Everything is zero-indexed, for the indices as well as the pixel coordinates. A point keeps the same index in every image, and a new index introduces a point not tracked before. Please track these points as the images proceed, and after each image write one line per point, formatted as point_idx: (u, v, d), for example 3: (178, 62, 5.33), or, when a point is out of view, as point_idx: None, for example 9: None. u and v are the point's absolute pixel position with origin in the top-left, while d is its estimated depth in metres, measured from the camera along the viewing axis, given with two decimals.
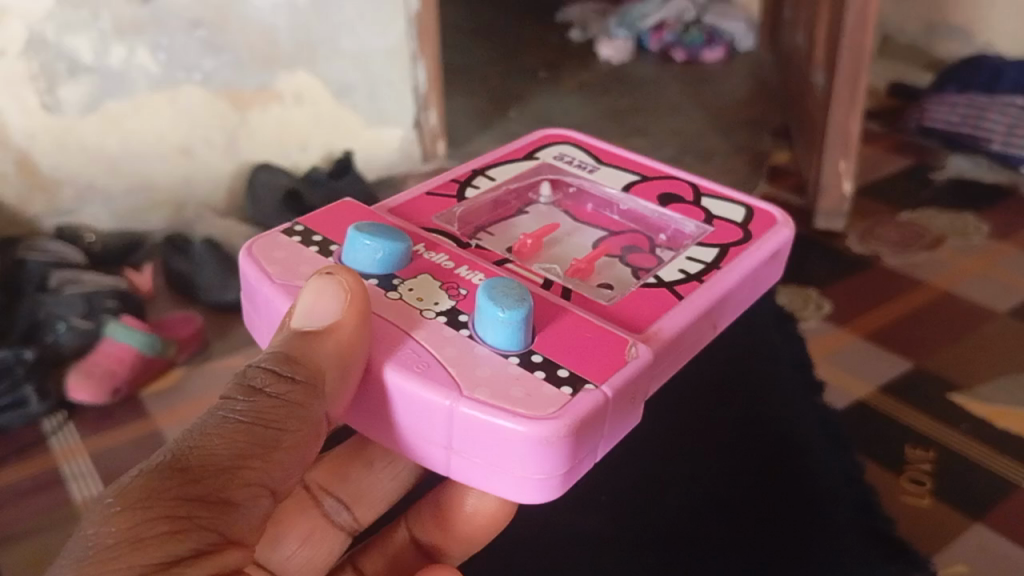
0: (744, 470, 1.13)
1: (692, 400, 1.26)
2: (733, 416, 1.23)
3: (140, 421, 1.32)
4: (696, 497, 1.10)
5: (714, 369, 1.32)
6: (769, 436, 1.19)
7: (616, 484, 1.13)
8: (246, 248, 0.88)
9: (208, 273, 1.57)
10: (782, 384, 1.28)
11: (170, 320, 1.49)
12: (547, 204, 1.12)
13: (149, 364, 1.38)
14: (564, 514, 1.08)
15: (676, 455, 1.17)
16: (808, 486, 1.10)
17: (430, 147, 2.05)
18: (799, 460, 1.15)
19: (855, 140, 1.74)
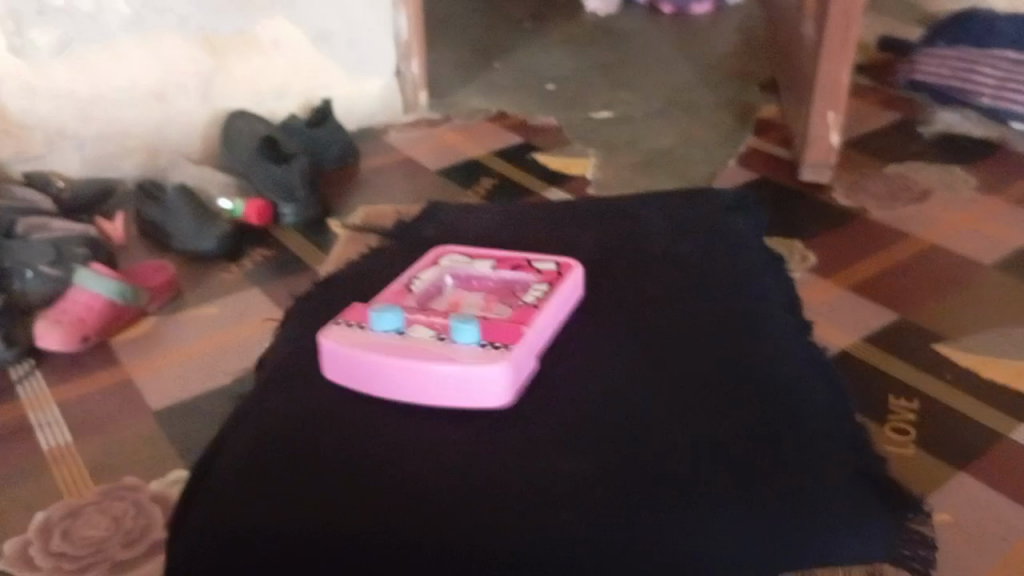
0: (688, 439, 0.84)
1: (627, 327, 0.97)
2: (687, 372, 0.91)
3: (112, 368, 1.30)
4: (623, 474, 0.81)
5: (670, 308, 1.00)
6: (732, 396, 0.88)
7: (512, 433, 0.85)
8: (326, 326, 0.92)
9: (180, 223, 1.52)
10: (753, 329, 0.97)
11: (142, 268, 1.46)
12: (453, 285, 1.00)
13: (121, 311, 1.36)
14: (415, 468, 0.82)
15: (604, 421, 0.86)
16: (778, 465, 0.82)
17: (411, 98, 1.99)
18: (775, 433, 0.85)
19: (843, 90, 1.71)
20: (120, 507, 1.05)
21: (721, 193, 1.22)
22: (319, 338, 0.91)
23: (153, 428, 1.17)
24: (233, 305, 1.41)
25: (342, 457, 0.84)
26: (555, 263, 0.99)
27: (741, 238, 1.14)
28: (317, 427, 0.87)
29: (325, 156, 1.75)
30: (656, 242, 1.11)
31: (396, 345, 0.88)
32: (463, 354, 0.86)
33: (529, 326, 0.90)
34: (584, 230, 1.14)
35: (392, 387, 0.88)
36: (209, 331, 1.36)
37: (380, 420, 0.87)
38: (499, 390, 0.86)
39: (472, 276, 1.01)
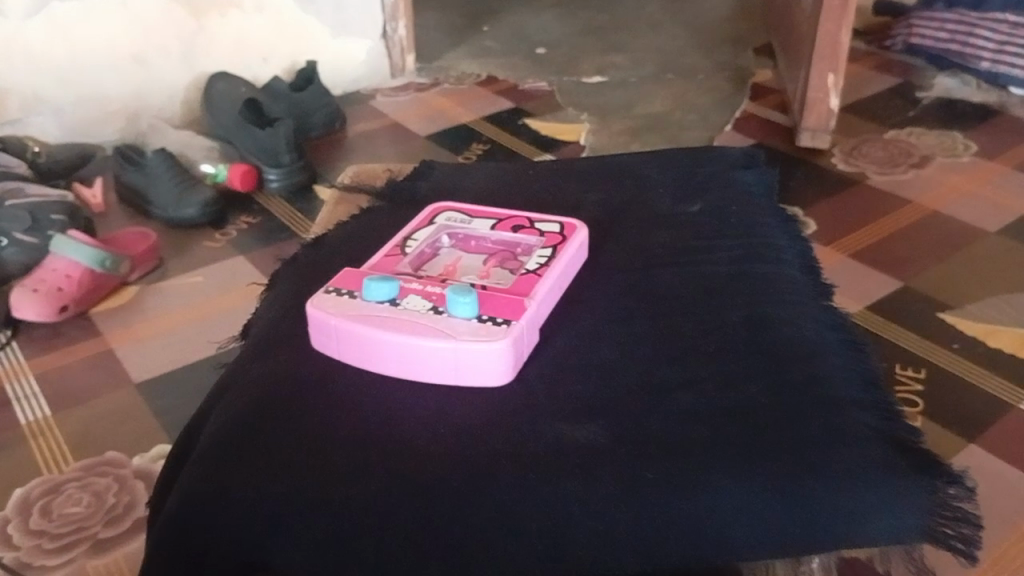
0: (670, 399, 0.67)
1: (617, 287, 0.78)
2: (676, 328, 0.73)
3: (92, 339, 1.25)
4: (580, 436, 0.65)
5: (671, 261, 0.81)
6: (732, 353, 0.71)
7: (458, 396, 0.67)
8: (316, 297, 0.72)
9: (161, 189, 1.47)
10: (766, 287, 0.77)
11: (123, 236, 1.41)
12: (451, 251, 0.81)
13: (102, 280, 1.31)
14: (331, 432, 0.66)
15: (570, 383, 0.69)
16: (775, 423, 0.65)
17: (399, 62, 1.93)
18: (778, 391, 0.67)
19: (844, 53, 1.66)
20: (102, 483, 1.01)
21: (725, 150, 0.99)
22: (305, 305, 0.72)
23: (135, 401, 1.13)
24: (217, 274, 1.36)
25: (257, 427, 0.67)
26: (559, 224, 0.80)
27: (755, 195, 0.93)
28: (236, 395, 0.70)
29: (310, 120, 1.68)
30: (659, 200, 0.90)
31: (383, 316, 0.69)
32: (462, 332, 0.67)
33: (532, 299, 0.70)
34: (589, 185, 0.94)
35: (378, 364, 0.69)
36: (193, 300, 1.31)
37: (301, 383, 0.69)
38: (499, 368, 0.67)
39: (470, 235, 0.82)
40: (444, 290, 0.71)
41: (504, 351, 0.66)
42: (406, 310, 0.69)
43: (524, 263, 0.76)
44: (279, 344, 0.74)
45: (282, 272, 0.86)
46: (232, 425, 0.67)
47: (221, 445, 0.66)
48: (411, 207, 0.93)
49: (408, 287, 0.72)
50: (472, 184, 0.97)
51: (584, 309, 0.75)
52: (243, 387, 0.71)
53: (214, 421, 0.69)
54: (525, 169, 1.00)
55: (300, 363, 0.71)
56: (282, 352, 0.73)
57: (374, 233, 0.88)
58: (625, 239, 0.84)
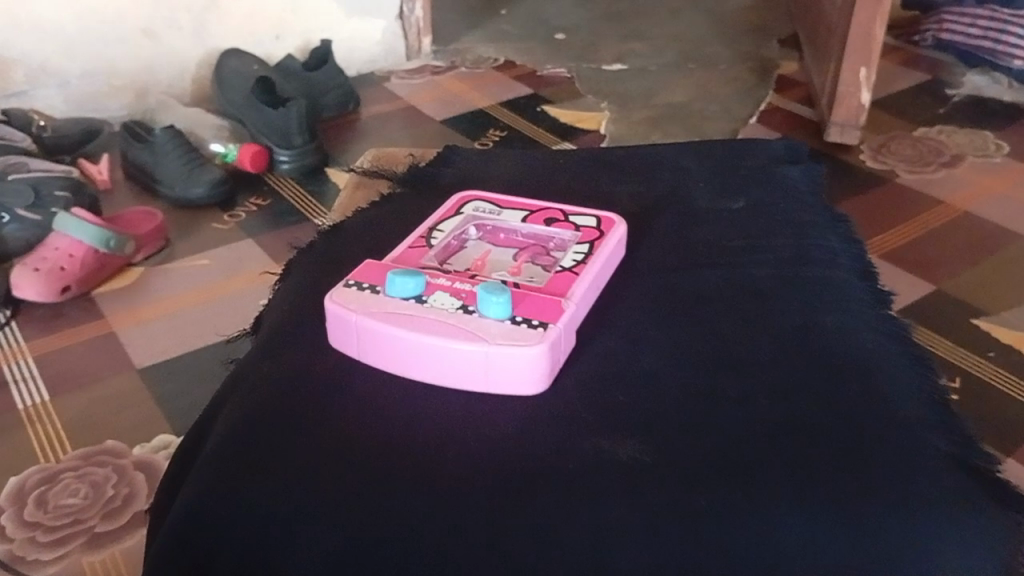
0: (718, 417, 0.62)
1: (656, 289, 0.73)
2: (722, 337, 0.69)
3: (94, 321, 1.20)
4: (622, 454, 0.60)
5: (714, 264, 0.76)
6: (783, 368, 0.66)
7: (489, 404, 0.63)
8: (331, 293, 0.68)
9: (169, 168, 1.42)
10: (817, 295, 0.73)
11: (129, 214, 1.36)
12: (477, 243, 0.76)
13: (105, 260, 1.26)
14: (352, 441, 0.61)
15: (610, 394, 0.64)
16: (831, 444, 0.60)
17: (415, 44, 1.88)
18: (834, 409, 0.63)
19: (877, 46, 1.60)
20: (100, 473, 0.97)
21: (767, 142, 0.96)
22: (325, 300, 0.67)
23: (138, 387, 1.08)
24: (224, 258, 1.31)
25: (273, 432, 0.62)
26: (596, 218, 0.76)
27: (802, 192, 0.88)
28: (248, 396, 0.65)
29: (324, 101, 1.63)
30: (698, 194, 0.86)
31: (409, 315, 0.64)
32: (496, 334, 0.62)
33: (569, 299, 0.66)
34: (624, 177, 0.90)
35: (403, 366, 0.64)
36: (199, 284, 1.26)
37: (321, 385, 0.65)
38: (535, 374, 0.62)
39: (499, 227, 0.78)
40: (474, 287, 0.67)
41: (540, 357, 0.61)
42: (434, 309, 0.65)
43: (558, 260, 0.72)
44: (297, 339, 0.70)
45: (297, 260, 0.81)
46: (246, 429, 0.63)
47: (233, 451, 0.62)
48: (433, 195, 0.88)
49: (435, 282, 0.67)
50: (498, 173, 0.92)
51: (618, 311, 0.71)
52: (257, 387, 0.66)
53: (225, 425, 0.64)
54: (556, 158, 0.95)
55: (320, 361, 0.67)
56: (299, 350, 0.68)
57: (395, 222, 0.83)
58: (664, 236, 0.79)
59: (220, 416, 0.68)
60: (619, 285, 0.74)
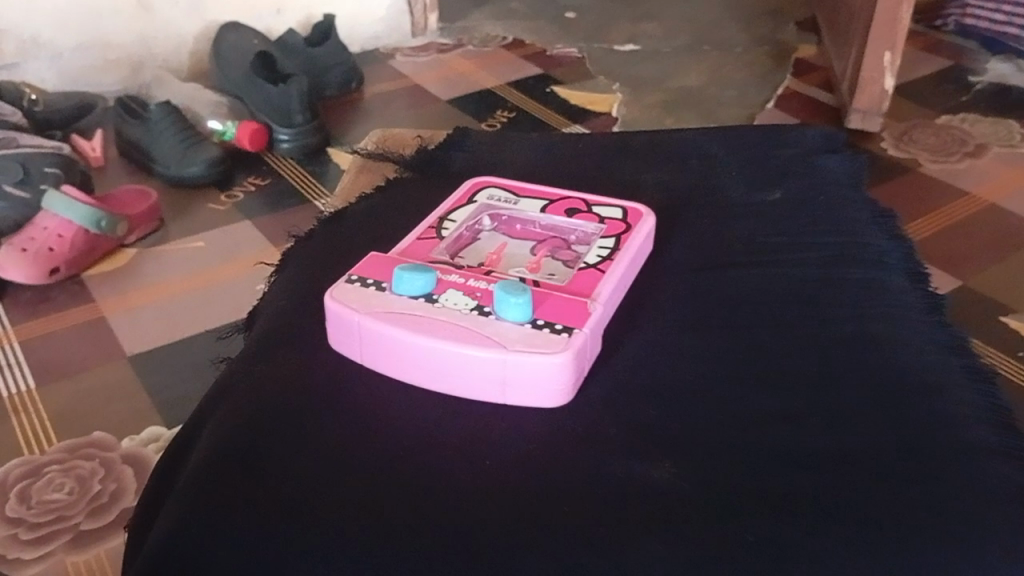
0: (762, 437, 0.56)
1: (686, 292, 0.68)
2: (762, 349, 0.63)
3: (84, 306, 1.15)
4: (657, 478, 0.54)
5: (750, 267, 0.71)
6: (831, 384, 0.60)
7: (506, 418, 0.57)
8: (332, 291, 0.61)
9: (164, 146, 1.37)
10: (864, 303, 0.67)
11: (121, 194, 1.31)
12: (494, 235, 0.71)
13: (95, 242, 1.21)
14: (355, 459, 0.55)
15: (641, 410, 0.58)
16: (890, 470, 0.54)
17: (420, 21, 1.81)
18: (891, 431, 0.56)
19: (902, 30, 1.54)
20: (87, 468, 0.92)
21: (803, 129, 0.91)
22: (324, 298, 0.61)
23: (129, 377, 1.03)
24: (220, 241, 1.26)
25: (265, 447, 0.56)
26: (622, 209, 0.72)
27: (843, 185, 0.83)
28: (236, 405, 0.59)
29: (326, 79, 1.57)
30: (730, 189, 0.82)
31: (418, 318, 0.58)
32: (515, 340, 0.56)
33: (595, 300, 0.60)
34: (647, 168, 0.85)
35: (411, 373, 0.59)
36: (193, 269, 1.21)
37: (321, 395, 0.59)
38: (558, 386, 0.56)
39: (515, 217, 0.73)
40: (490, 286, 0.61)
41: (564, 366, 0.55)
42: (446, 310, 0.59)
43: (581, 255, 0.67)
44: (296, 339, 0.64)
45: (295, 248, 0.76)
46: (235, 443, 0.56)
47: (219, 467, 0.55)
48: (442, 182, 0.82)
49: (446, 279, 0.62)
50: (510, 160, 0.87)
51: (642, 312, 0.66)
52: (248, 396, 0.60)
53: (212, 439, 0.58)
54: (572, 145, 0.90)
55: (323, 365, 0.61)
56: (298, 354, 0.62)
57: (401, 211, 0.78)
58: (691, 234, 0.75)
59: (205, 427, 0.61)
60: (642, 283, 0.69)
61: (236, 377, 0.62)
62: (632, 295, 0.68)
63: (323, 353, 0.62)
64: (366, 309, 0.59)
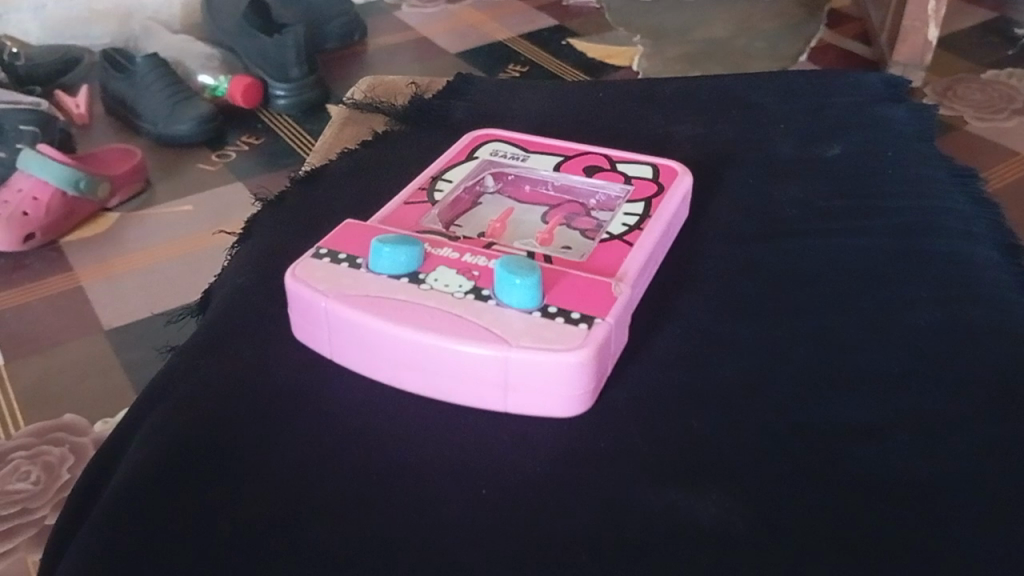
0: (836, 458, 0.46)
1: (725, 274, 0.58)
2: (829, 343, 0.53)
3: (59, 274, 0.99)
4: (702, 511, 0.44)
5: (808, 239, 0.61)
6: (913, 387, 0.50)
7: (505, 429, 0.48)
8: (296, 272, 0.51)
9: (151, 100, 1.22)
10: (951, 284, 0.57)
11: (104, 152, 1.15)
12: (498, 199, 0.61)
13: (75, 204, 1.05)
14: (316, 486, 0.45)
15: (681, 420, 0.48)
16: (989, 503, 0.44)
17: None
18: (992, 452, 0.46)
19: None
20: (56, 454, 0.76)
21: (862, 74, 0.81)
22: (285, 277, 0.51)
23: (108, 350, 0.87)
24: (208, 207, 1.10)
25: (204, 472, 0.46)
26: (652, 167, 0.62)
27: (913, 139, 0.73)
28: (184, 409, 0.49)
29: (325, 29, 1.42)
30: (780, 148, 0.71)
31: (398, 304, 0.48)
32: (520, 333, 0.46)
33: (620, 281, 0.51)
34: (678, 122, 0.75)
35: (392, 373, 0.49)
36: (174, 236, 1.05)
37: (278, 405, 0.50)
38: (574, 391, 0.47)
39: (523, 176, 0.63)
40: (489, 262, 0.51)
41: (581, 366, 0.46)
42: (434, 293, 0.49)
43: (603, 223, 0.57)
44: (262, 323, 0.55)
45: (261, 213, 0.66)
46: (166, 465, 0.47)
47: (145, 497, 0.45)
48: (441, 139, 0.73)
49: (436, 254, 0.52)
50: (520, 114, 0.77)
51: (676, 294, 0.57)
52: (185, 404, 0.50)
53: (150, 448, 0.48)
54: (591, 95, 0.80)
55: (295, 359, 0.52)
56: (261, 347, 0.53)
57: (393, 174, 0.68)
58: (732, 204, 0.65)
59: (139, 431, 0.51)
60: (673, 259, 0.60)
61: (172, 373, 0.52)
62: (662, 272, 0.58)
63: (294, 341, 0.53)
64: (339, 293, 0.49)
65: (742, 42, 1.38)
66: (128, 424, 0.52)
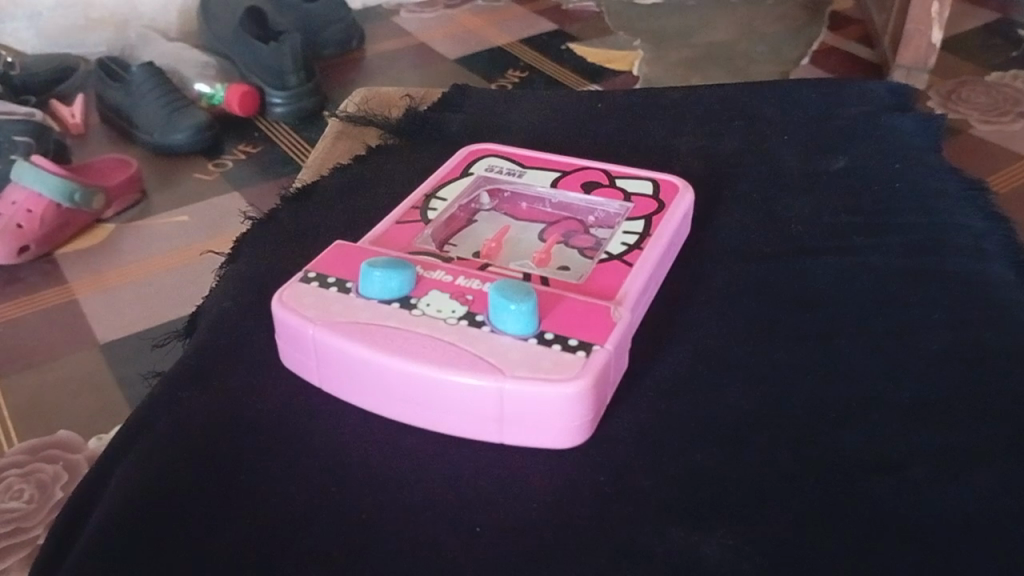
0: (844, 491, 0.45)
1: (725, 294, 0.57)
2: (838, 369, 0.52)
3: (52, 287, 0.92)
4: (708, 553, 0.42)
5: (815, 256, 0.60)
6: (926, 416, 0.49)
7: (500, 461, 0.46)
8: (284, 298, 0.49)
9: (147, 110, 1.15)
10: (964, 306, 0.55)
11: (100, 163, 1.08)
12: (493, 217, 0.60)
13: (70, 217, 0.98)
14: (303, 525, 0.44)
15: (685, 453, 0.47)
16: (1008, 542, 0.42)
17: None
18: (1012, 487, 0.45)
19: None
20: (50, 472, 0.70)
21: (867, 83, 0.80)
22: (272, 303, 0.50)
23: (102, 363, 0.81)
24: (207, 214, 1.03)
25: (191, 510, 0.45)
26: (652, 182, 0.60)
27: (919, 150, 0.72)
28: (172, 443, 0.48)
29: (323, 36, 1.37)
30: (784, 161, 0.70)
31: (388, 332, 0.47)
32: (516, 363, 0.45)
33: (619, 304, 0.49)
34: (679, 134, 0.74)
35: (382, 404, 0.47)
36: (171, 245, 0.98)
37: (265, 437, 0.48)
38: (572, 423, 0.45)
39: (520, 193, 0.62)
40: (483, 286, 0.50)
41: (579, 397, 0.44)
42: (426, 320, 0.48)
43: (601, 242, 0.56)
44: (249, 351, 0.54)
45: (248, 232, 0.65)
46: (150, 503, 0.45)
47: (131, 535, 0.44)
48: (435, 153, 0.72)
49: (428, 278, 0.51)
50: (517, 126, 0.76)
51: (677, 316, 0.55)
52: (166, 438, 0.49)
53: (136, 484, 0.46)
54: (590, 105, 0.78)
55: (286, 387, 0.51)
56: (249, 376, 0.52)
57: (388, 192, 0.67)
58: (735, 221, 0.63)
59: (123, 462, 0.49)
60: (674, 278, 0.58)
61: (159, 402, 0.51)
62: (663, 293, 0.57)
63: (284, 368, 0.52)
64: (328, 321, 0.48)
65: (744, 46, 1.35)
66: (113, 453, 0.50)
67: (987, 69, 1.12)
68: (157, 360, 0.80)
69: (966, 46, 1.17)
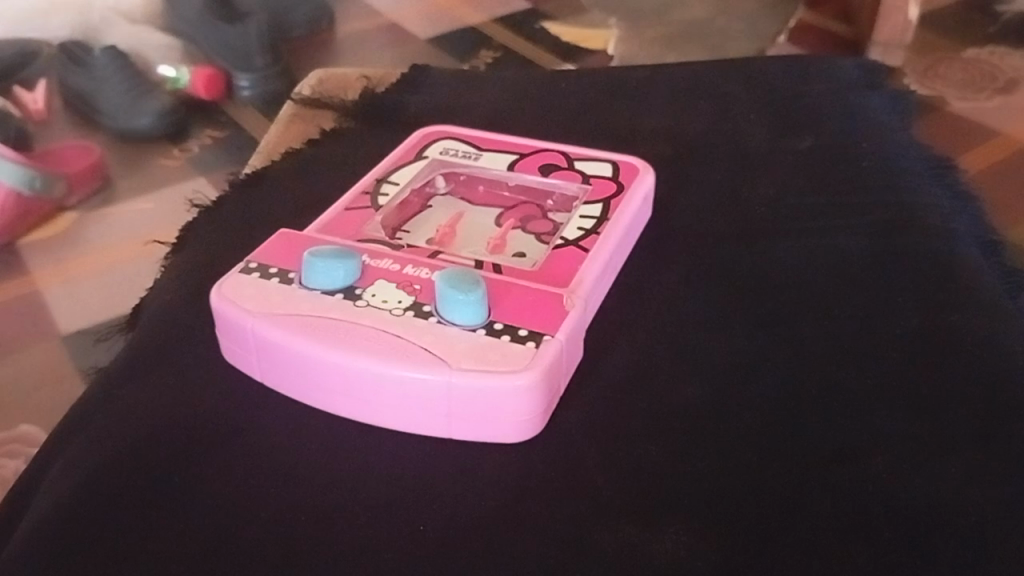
0: (801, 482, 0.44)
1: (683, 281, 0.56)
2: (800, 356, 0.50)
3: (13, 279, 0.86)
4: (662, 549, 0.41)
5: (780, 238, 0.59)
6: (891, 402, 0.48)
7: (445, 454, 0.45)
8: (221, 293, 0.48)
9: (109, 93, 1.07)
10: (933, 287, 0.54)
11: (60, 148, 1.01)
12: (444, 203, 0.59)
13: (29, 206, 0.91)
14: (239, 524, 0.42)
15: (640, 445, 0.46)
16: (970, 535, 0.41)
17: None
18: (977, 477, 0.44)
19: None
20: (10, 467, 0.66)
21: (837, 59, 0.78)
22: (212, 294, 0.48)
23: (62, 359, 0.76)
24: (175, 198, 0.97)
25: (129, 508, 0.44)
26: (613, 164, 0.59)
27: (888, 127, 0.70)
28: (117, 440, 0.47)
29: (291, 16, 1.30)
30: (750, 141, 0.68)
31: (331, 325, 0.46)
32: (462, 355, 0.44)
33: (572, 292, 0.48)
34: (645, 113, 0.72)
35: (327, 398, 0.46)
36: (136, 231, 0.92)
37: (204, 434, 0.47)
38: (523, 416, 0.44)
39: (476, 176, 0.61)
40: (431, 275, 0.49)
41: (529, 389, 0.43)
42: (371, 311, 0.47)
43: (559, 226, 0.55)
44: (190, 343, 0.52)
45: (197, 221, 0.63)
46: (88, 502, 0.44)
47: (68, 535, 0.43)
48: (391, 138, 0.70)
49: (375, 266, 0.49)
50: (479, 109, 0.74)
51: (635, 303, 0.54)
52: (104, 437, 0.47)
53: (77, 480, 0.45)
54: (552, 84, 0.76)
55: (229, 379, 0.50)
56: (193, 367, 0.50)
57: (342, 178, 0.66)
58: (698, 204, 0.62)
59: (65, 457, 0.48)
60: (633, 265, 0.57)
61: (103, 399, 0.50)
62: (621, 280, 0.56)
63: (229, 361, 0.50)
64: (271, 315, 0.46)
65: (722, 21, 1.28)
66: (57, 450, 0.49)
67: (966, 44, 1.10)
68: (103, 353, 0.76)
69: (944, 21, 1.15)
